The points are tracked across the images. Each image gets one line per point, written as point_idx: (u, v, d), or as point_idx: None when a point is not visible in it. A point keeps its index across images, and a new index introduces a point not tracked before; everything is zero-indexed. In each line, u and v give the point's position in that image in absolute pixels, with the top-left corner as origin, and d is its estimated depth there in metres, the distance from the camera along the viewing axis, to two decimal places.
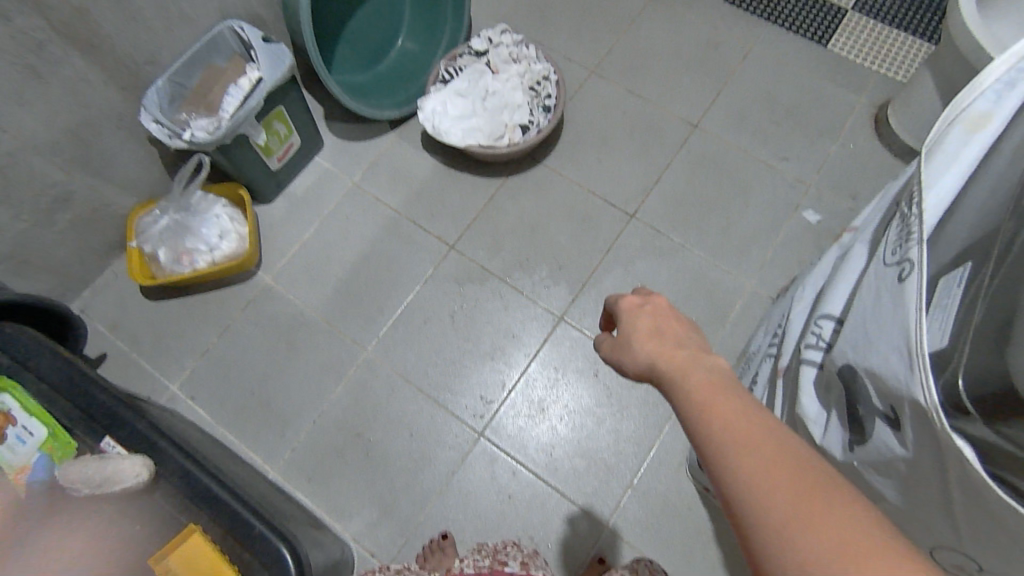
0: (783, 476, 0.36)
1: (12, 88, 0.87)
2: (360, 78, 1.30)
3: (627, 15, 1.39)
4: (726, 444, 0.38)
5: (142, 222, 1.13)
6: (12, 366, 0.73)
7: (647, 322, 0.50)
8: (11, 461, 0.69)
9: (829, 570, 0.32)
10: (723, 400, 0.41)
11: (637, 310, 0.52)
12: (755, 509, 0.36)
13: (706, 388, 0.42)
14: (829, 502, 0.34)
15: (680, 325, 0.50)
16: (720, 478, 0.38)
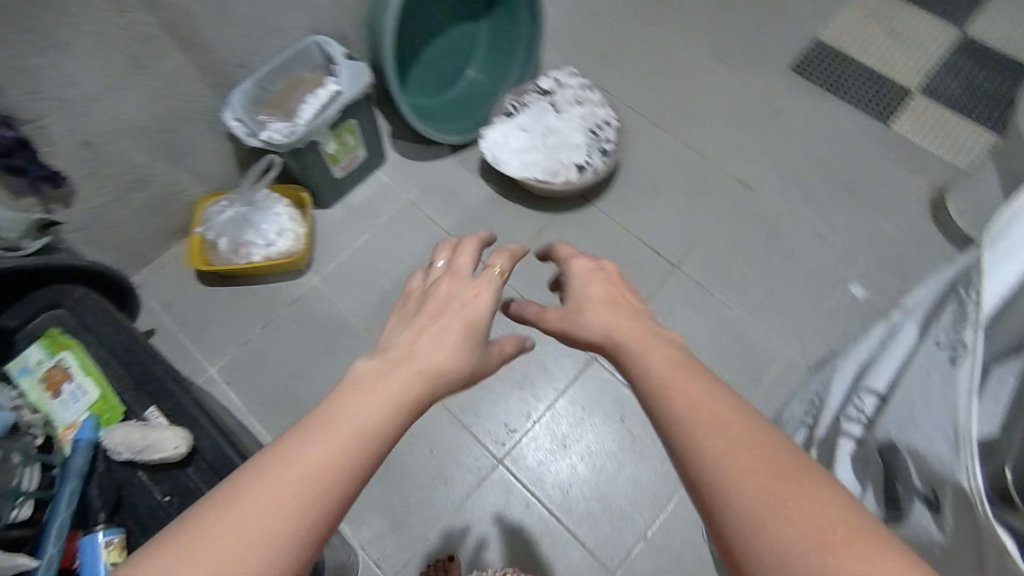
0: (753, 455, 0.39)
1: (116, 74, 0.93)
2: (429, 102, 1.36)
3: (693, 73, 1.42)
4: (694, 423, 0.42)
5: (208, 211, 1.18)
6: (76, 329, 0.78)
7: (599, 290, 0.59)
8: (62, 416, 0.74)
9: (801, 551, 0.34)
10: (687, 381, 0.45)
11: (589, 273, 0.62)
12: (726, 487, 0.38)
13: (670, 370, 0.47)
14: (799, 485, 0.37)
15: (625, 292, 0.60)
16: (691, 460, 0.40)
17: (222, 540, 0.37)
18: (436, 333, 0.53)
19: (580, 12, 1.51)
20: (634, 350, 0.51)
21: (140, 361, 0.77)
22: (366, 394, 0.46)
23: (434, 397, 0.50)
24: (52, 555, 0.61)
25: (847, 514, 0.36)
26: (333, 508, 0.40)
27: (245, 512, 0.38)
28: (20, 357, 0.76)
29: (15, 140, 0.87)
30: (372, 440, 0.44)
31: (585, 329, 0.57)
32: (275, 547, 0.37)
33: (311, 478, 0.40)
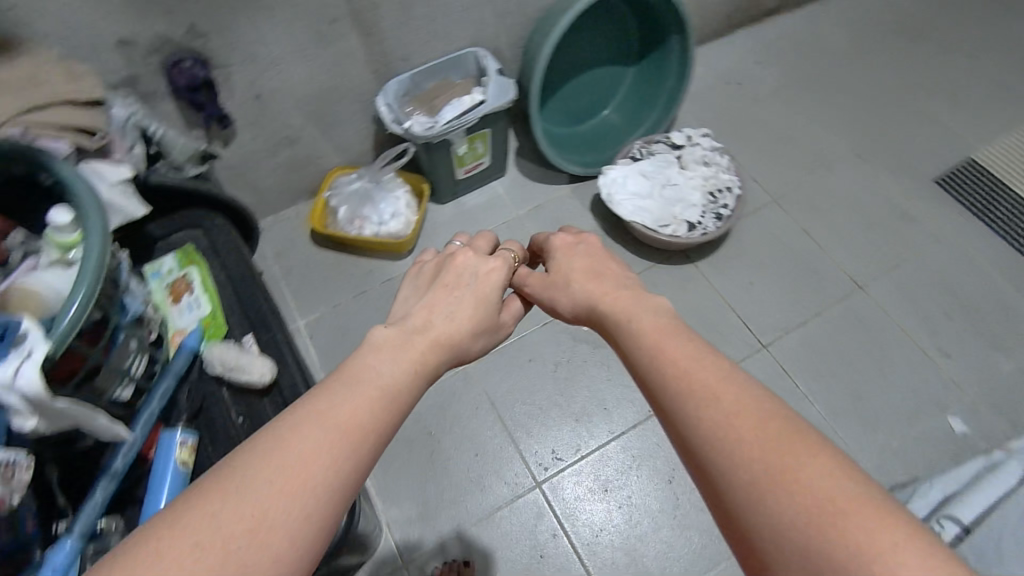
0: (756, 431, 0.41)
1: (300, 44, 1.04)
2: (560, 131, 1.42)
3: (828, 162, 1.39)
4: (692, 397, 0.45)
5: (338, 180, 1.28)
6: (207, 251, 0.88)
7: (581, 261, 0.66)
8: (176, 322, 0.81)
9: (799, 529, 0.36)
10: (676, 350, 0.50)
11: (569, 245, 0.69)
12: (729, 466, 0.41)
13: (660, 336, 0.52)
14: (799, 461, 0.39)
15: (601, 259, 0.67)
16: (690, 440, 0.44)
17: (270, 486, 0.41)
18: (451, 303, 0.62)
19: (725, 79, 1.53)
20: (617, 316, 0.57)
21: (252, 293, 0.85)
22: (388, 360, 0.54)
23: (451, 360, 0.60)
24: (140, 435, 0.68)
25: (832, 465, 0.38)
26: (364, 451, 0.46)
27: (285, 457, 0.43)
28: (156, 263, 0.85)
29: (204, 83, 0.98)
30: (391, 398, 0.50)
31: (572, 297, 0.64)
32: (322, 487, 0.42)
33: (344, 429, 0.46)
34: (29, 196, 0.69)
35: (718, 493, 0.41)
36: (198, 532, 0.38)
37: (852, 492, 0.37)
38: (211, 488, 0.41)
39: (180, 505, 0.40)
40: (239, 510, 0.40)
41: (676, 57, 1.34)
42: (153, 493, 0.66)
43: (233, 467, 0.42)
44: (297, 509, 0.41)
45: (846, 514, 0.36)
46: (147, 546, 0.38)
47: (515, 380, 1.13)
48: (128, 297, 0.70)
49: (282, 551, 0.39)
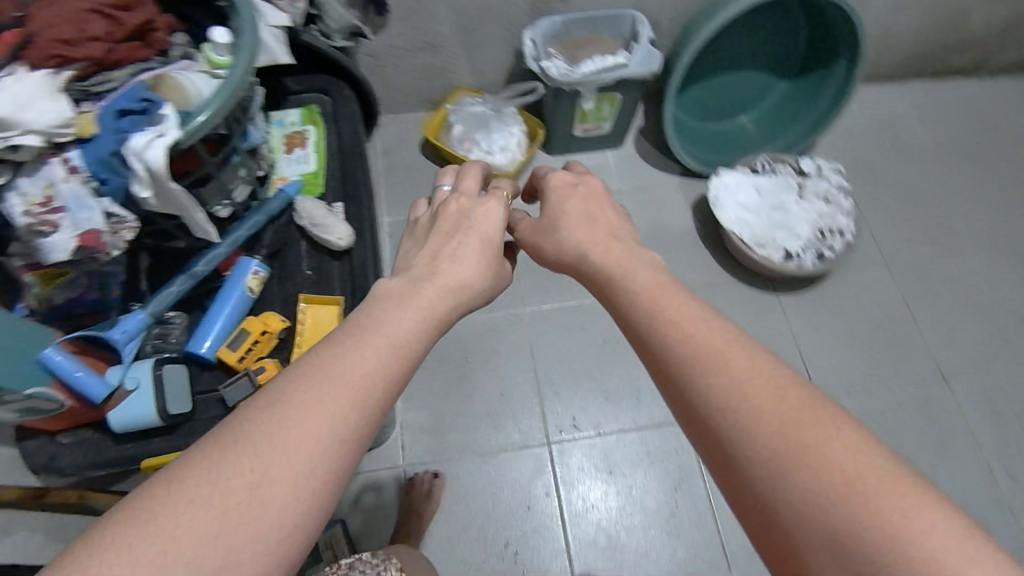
0: (781, 414, 0.40)
1: None
2: (689, 122, 1.37)
3: (957, 242, 1.29)
4: (701, 358, 0.45)
5: (463, 99, 1.30)
6: (328, 117, 0.92)
7: (580, 205, 0.61)
8: (282, 169, 0.85)
9: (824, 501, 0.36)
10: (699, 330, 0.47)
11: (568, 186, 0.63)
12: (747, 442, 0.40)
13: (663, 298, 0.50)
14: (821, 428, 0.39)
15: (601, 206, 0.62)
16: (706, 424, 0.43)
17: (275, 440, 0.40)
18: (455, 248, 0.57)
19: (878, 124, 1.43)
20: (611, 273, 0.55)
21: (355, 166, 0.88)
22: (396, 309, 0.50)
23: (465, 307, 0.56)
24: (220, 252, 0.73)
25: (850, 435, 0.39)
26: (372, 400, 0.44)
27: (286, 412, 0.41)
28: (282, 113, 0.89)
29: None
30: (403, 349, 0.48)
31: (561, 244, 0.60)
32: (330, 441, 0.41)
33: (350, 380, 0.44)
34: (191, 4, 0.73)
35: (738, 481, 0.40)
36: (202, 487, 0.37)
37: (877, 471, 0.37)
38: (215, 447, 0.39)
39: (183, 460, 0.39)
40: (244, 462, 0.39)
41: (836, 82, 1.27)
42: (217, 306, 0.72)
43: (236, 420, 0.41)
44: (303, 462, 0.39)
45: (873, 493, 0.36)
46: (147, 502, 0.37)
47: (560, 340, 1.14)
48: (252, 127, 0.75)
49: (289, 507, 0.38)
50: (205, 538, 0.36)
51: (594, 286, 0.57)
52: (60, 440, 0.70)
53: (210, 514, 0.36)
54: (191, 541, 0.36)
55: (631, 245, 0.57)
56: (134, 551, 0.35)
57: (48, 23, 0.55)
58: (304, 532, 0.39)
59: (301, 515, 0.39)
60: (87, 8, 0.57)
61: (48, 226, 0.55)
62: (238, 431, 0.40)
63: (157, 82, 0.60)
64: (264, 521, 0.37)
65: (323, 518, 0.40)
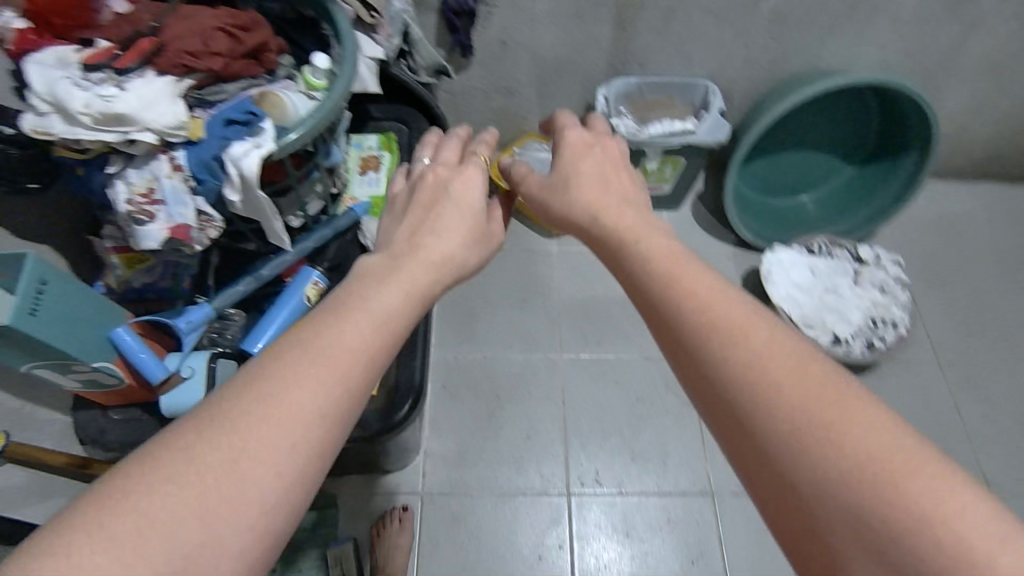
0: (802, 389, 0.40)
1: (558, 15, 1.11)
2: (750, 193, 1.38)
3: (1020, 351, 1.24)
4: (713, 327, 0.44)
5: (530, 145, 1.31)
6: (403, 146, 0.96)
7: (593, 167, 0.61)
8: (354, 189, 0.89)
9: (844, 478, 0.36)
10: (717, 301, 0.46)
11: (585, 147, 0.62)
12: (765, 415, 0.40)
13: (676, 262, 0.50)
14: (844, 403, 0.39)
15: (616, 168, 0.61)
16: (722, 397, 0.42)
17: (256, 416, 0.40)
18: (434, 221, 0.58)
19: (945, 222, 1.40)
20: (623, 234, 0.54)
21: None
22: (380, 284, 0.50)
23: (456, 279, 0.57)
24: (286, 258, 0.77)
25: (875, 411, 0.38)
26: (356, 376, 0.43)
27: (264, 395, 0.41)
28: (361, 137, 0.94)
29: (468, 13, 1.07)
30: (386, 324, 0.47)
31: (570, 204, 0.60)
32: (312, 419, 0.41)
33: (331, 356, 0.43)
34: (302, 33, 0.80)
35: (762, 465, 0.40)
36: (180, 467, 0.37)
37: (903, 449, 0.36)
38: (190, 431, 0.39)
39: (157, 443, 0.39)
40: (226, 442, 0.39)
41: (903, 175, 1.27)
42: (274, 308, 0.75)
43: (210, 402, 0.40)
44: (285, 438, 0.40)
45: (901, 471, 0.36)
46: (117, 484, 0.36)
47: (594, 392, 1.13)
48: (336, 146, 0.79)
49: (272, 483, 0.38)
50: (184, 520, 0.36)
51: (604, 244, 0.57)
52: (110, 415, 0.73)
53: (186, 497, 0.36)
54: (168, 522, 0.35)
55: (643, 206, 0.58)
56: (108, 532, 0.34)
57: (181, 38, 0.61)
58: (287, 512, 0.39)
59: (283, 496, 0.39)
60: (215, 27, 0.63)
61: (145, 215, 0.59)
62: (218, 413, 0.40)
63: (261, 96, 0.64)
64: (247, 501, 0.37)
65: (306, 499, 0.41)
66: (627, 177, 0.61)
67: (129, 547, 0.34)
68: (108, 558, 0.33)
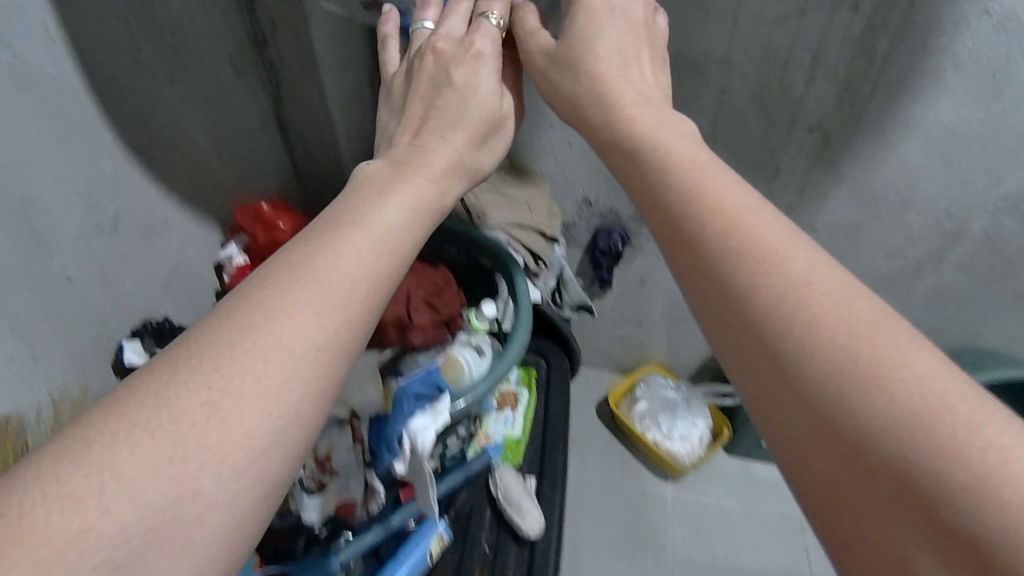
0: (846, 331, 0.35)
1: None
2: None
3: None
4: (748, 253, 0.39)
5: (653, 378, 1.25)
6: (541, 382, 0.94)
7: (613, 52, 0.58)
8: (489, 427, 0.86)
9: (904, 438, 0.30)
10: (747, 220, 0.41)
11: (604, 14, 0.58)
12: (812, 360, 0.34)
13: (700, 174, 0.45)
14: (886, 341, 0.34)
15: (633, 46, 0.59)
16: (742, 331, 0.38)
17: (245, 344, 0.38)
18: (439, 114, 0.59)
19: None
20: (642, 140, 0.51)
21: (554, 442, 0.89)
22: (374, 199, 0.49)
23: (467, 182, 0.59)
24: (413, 509, 0.75)
25: (929, 357, 0.33)
26: (358, 299, 0.43)
27: (255, 317, 0.39)
28: None
29: (615, 254, 1.08)
30: (392, 242, 0.47)
31: (583, 94, 0.57)
32: (303, 348, 0.39)
33: (321, 277, 0.42)
34: (476, 280, 0.90)
35: (789, 398, 0.35)
36: (157, 395, 0.35)
37: (963, 396, 0.31)
38: (174, 362, 0.36)
39: (128, 387, 0.35)
40: (204, 380, 0.36)
41: None
42: (397, 560, 0.72)
43: (194, 330, 0.39)
44: (277, 350, 0.38)
45: (962, 425, 0.30)
46: (79, 434, 0.33)
47: None
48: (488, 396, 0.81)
49: (258, 424, 0.36)
50: (149, 476, 0.32)
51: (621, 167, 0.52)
52: None
53: (163, 440, 0.33)
54: (133, 472, 0.32)
55: (658, 107, 0.54)
56: (67, 490, 0.31)
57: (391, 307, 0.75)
58: (283, 458, 0.37)
59: (273, 433, 0.36)
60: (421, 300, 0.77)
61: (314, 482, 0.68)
62: (206, 344, 0.37)
63: (445, 364, 0.74)
64: (230, 446, 0.35)
65: (298, 443, 0.38)
66: (640, 59, 0.59)
67: (92, 504, 0.31)
68: (62, 522, 0.30)
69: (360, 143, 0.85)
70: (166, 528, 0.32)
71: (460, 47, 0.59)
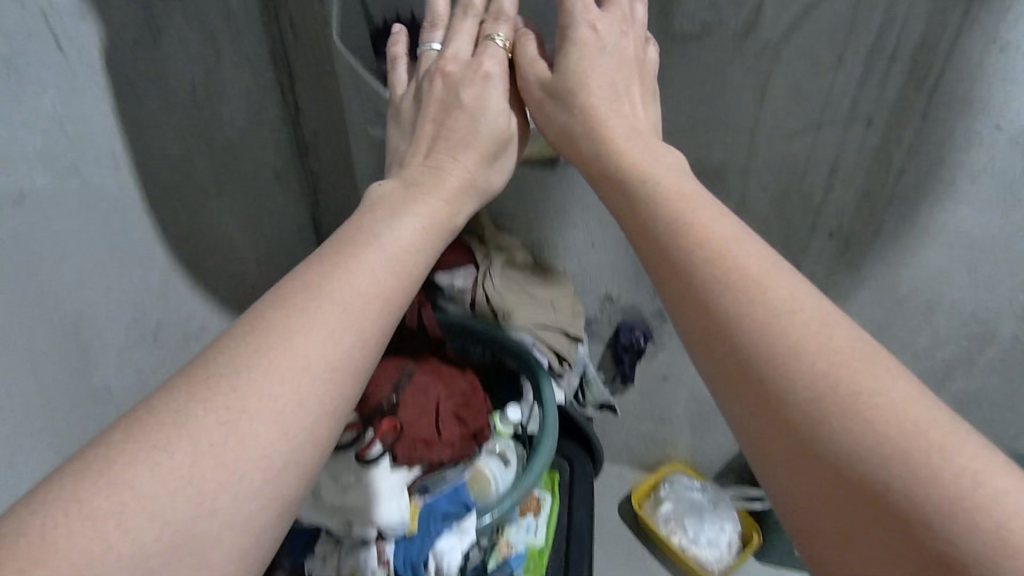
0: (832, 358, 0.37)
1: None
2: None
3: None
4: (741, 282, 0.41)
5: (678, 478, 1.22)
6: (563, 485, 0.96)
7: (605, 83, 0.60)
8: (511, 535, 0.86)
9: (886, 463, 0.32)
10: (731, 246, 0.44)
11: (597, 46, 0.59)
12: (801, 382, 0.36)
13: (685, 204, 0.48)
14: (868, 367, 0.36)
15: (624, 76, 0.61)
16: (735, 353, 0.40)
17: (256, 366, 0.40)
18: (450, 135, 0.61)
19: None
20: (631, 171, 0.53)
21: (577, 546, 0.89)
22: (386, 218, 0.52)
23: (475, 200, 0.61)
24: None
25: (907, 385, 0.36)
26: (370, 318, 0.45)
27: (270, 338, 0.41)
28: None
29: (637, 349, 1.06)
30: (403, 260, 0.50)
31: (576, 126, 0.59)
32: (320, 370, 0.41)
33: (332, 296, 0.44)
34: (499, 377, 0.93)
35: (767, 412, 0.37)
36: (170, 419, 0.37)
37: (938, 423, 0.33)
38: (195, 380, 0.39)
39: (149, 406, 0.38)
40: (222, 402, 0.38)
41: None
42: None
43: (207, 350, 0.41)
44: (294, 370, 0.40)
45: (939, 446, 0.32)
46: (98, 452, 0.35)
47: None
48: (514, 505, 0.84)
49: (270, 443, 0.38)
50: (167, 493, 0.34)
51: (614, 190, 0.55)
52: None
53: (182, 459, 0.35)
54: (146, 492, 0.34)
55: (648, 141, 0.56)
56: (91, 509, 0.32)
57: (418, 426, 0.75)
58: (292, 478, 0.39)
59: (289, 452, 0.39)
60: (449, 415, 0.78)
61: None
62: (220, 362, 0.40)
63: (472, 477, 0.79)
64: (250, 464, 0.37)
65: (311, 462, 0.40)
66: (632, 94, 0.61)
67: (111, 522, 0.32)
68: (83, 543, 0.31)
69: None
70: (175, 555, 0.33)
71: (469, 70, 0.61)
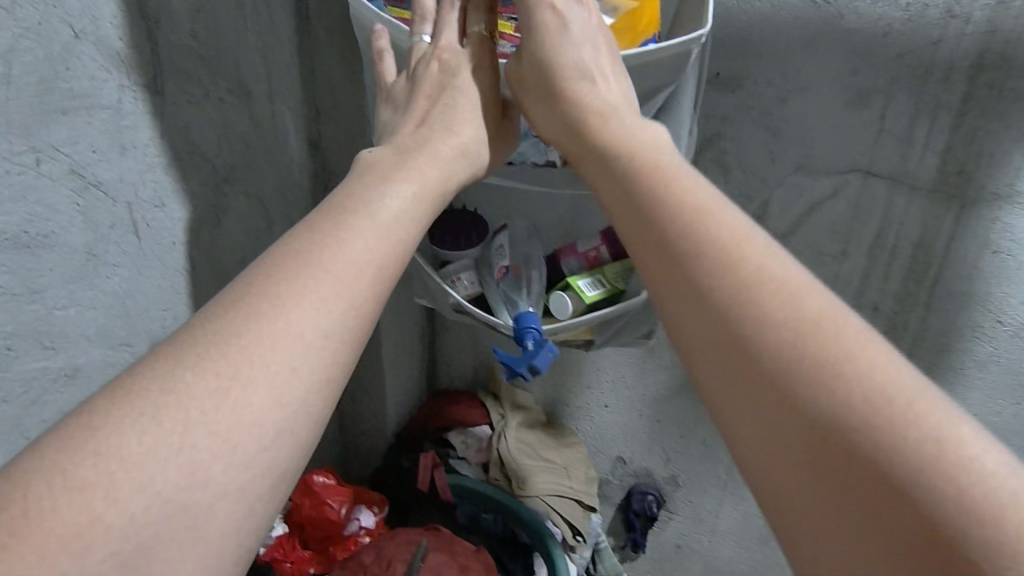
0: (804, 327, 0.34)
1: (746, 558, 1.04)
2: None
3: None
4: (724, 262, 0.38)
5: None
6: None
7: (579, 55, 0.54)
8: None
9: (868, 440, 0.30)
10: (712, 219, 0.40)
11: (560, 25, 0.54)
12: (783, 359, 0.33)
13: (661, 174, 0.45)
14: (836, 335, 0.33)
15: (597, 48, 0.54)
16: (723, 332, 0.36)
17: (243, 337, 0.35)
18: (446, 112, 0.55)
19: None
20: (598, 145, 0.50)
21: None
22: (378, 181, 0.47)
23: (474, 172, 0.55)
24: None
25: (877, 349, 0.33)
26: (363, 283, 0.40)
27: (260, 305, 0.36)
28: None
29: (649, 516, 1.03)
30: (400, 226, 0.44)
31: (547, 115, 0.55)
32: (314, 338, 0.37)
33: (322, 263, 0.39)
34: (507, 546, 0.91)
35: (747, 379, 0.34)
36: (155, 395, 0.32)
37: (910, 391, 0.31)
38: (179, 350, 0.34)
39: (132, 374, 0.33)
40: (211, 369, 0.33)
41: None
42: None
43: (191, 325, 0.36)
44: (286, 343, 0.36)
45: (913, 415, 0.30)
46: (80, 421, 0.31)
47: None
48: None
49: (264, 416, 0.34)
50: (157, 467, 0.30)
51: (582, 161, 0.51)
52: None
53: (171, 432, 0.31)
54: (140, 462, 0.30)
55: (612, 103, 0.52)
56: (75, 481, 0.28)
57: None
58: (291, 447, 0.34)
59: (282, 427, 0.34)
60: None
61: None
62: (205, 335, 0.35)
63: None
64: (240, 435, 0.32)
65: (308, 439, 0.36)
66: (603, 67, 0.54)
67: (97, 496, 0.28)
68: (68, 512, 0.27)
69: (411, 369, 0.93)
70: (177, 518, 0.30)
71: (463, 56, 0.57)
